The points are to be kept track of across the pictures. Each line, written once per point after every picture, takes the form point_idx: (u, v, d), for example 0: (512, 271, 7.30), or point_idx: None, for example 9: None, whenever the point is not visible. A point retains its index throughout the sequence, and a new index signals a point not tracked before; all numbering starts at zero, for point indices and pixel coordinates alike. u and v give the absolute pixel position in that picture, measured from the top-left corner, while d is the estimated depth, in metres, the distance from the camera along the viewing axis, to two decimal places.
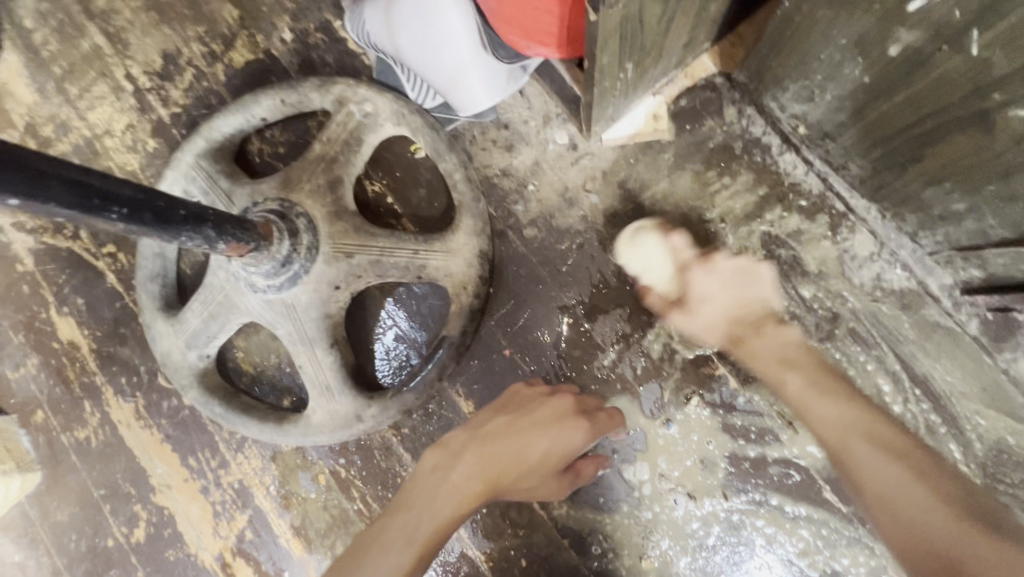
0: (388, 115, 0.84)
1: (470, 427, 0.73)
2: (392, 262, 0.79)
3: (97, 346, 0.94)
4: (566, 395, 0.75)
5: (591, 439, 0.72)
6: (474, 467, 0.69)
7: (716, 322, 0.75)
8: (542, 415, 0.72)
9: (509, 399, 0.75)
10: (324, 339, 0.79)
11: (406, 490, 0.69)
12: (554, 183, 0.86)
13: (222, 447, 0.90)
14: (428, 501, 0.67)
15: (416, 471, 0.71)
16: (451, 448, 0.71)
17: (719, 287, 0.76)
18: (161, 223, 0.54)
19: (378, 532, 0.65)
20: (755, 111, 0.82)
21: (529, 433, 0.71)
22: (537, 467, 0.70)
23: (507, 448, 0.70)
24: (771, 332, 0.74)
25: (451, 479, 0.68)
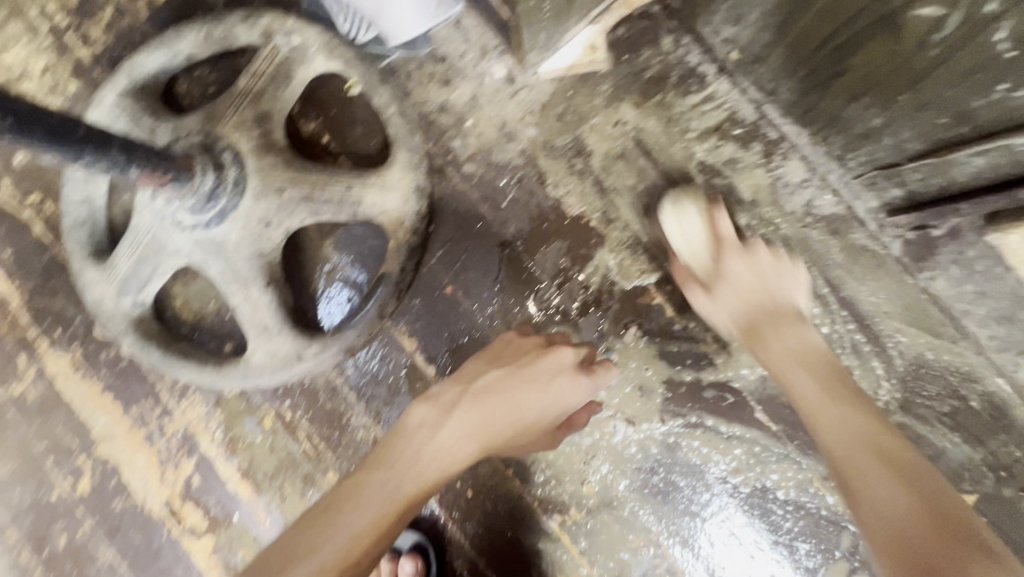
0: (317, 47, 0.81)
1: (462, 379, 0.69)
2: (325, 198, 0.78)
3: (27, 299, 0.90)
4: (567, 348, 0.70)
5: (590, 394, 0.70)
6: (467, 425, 0.66)
7: (805, 350, 0.65)
8: (541, 370, 0.68)
9: (503, 349, 0.71)
10: (258, 278, 0.78)
11: (386, 444, 0.66)
12: (492, 118, 0.85)
13: (165, 395, 0.88)
14: (410, 462, 0.64)
15: (400, 425, 0.67)
16: (441, 402, 0.67)
17: (752, 275, 0.69)
18: (58, 138, 0.51)
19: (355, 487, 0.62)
20: (691, 39, 0.81)
21: (527, 390, 0.68)
22: (533, 425, 0.68)
23: (503, 409, 0.67)
24: (789, 333, 0.66)
25: (440, 438, 0.65)
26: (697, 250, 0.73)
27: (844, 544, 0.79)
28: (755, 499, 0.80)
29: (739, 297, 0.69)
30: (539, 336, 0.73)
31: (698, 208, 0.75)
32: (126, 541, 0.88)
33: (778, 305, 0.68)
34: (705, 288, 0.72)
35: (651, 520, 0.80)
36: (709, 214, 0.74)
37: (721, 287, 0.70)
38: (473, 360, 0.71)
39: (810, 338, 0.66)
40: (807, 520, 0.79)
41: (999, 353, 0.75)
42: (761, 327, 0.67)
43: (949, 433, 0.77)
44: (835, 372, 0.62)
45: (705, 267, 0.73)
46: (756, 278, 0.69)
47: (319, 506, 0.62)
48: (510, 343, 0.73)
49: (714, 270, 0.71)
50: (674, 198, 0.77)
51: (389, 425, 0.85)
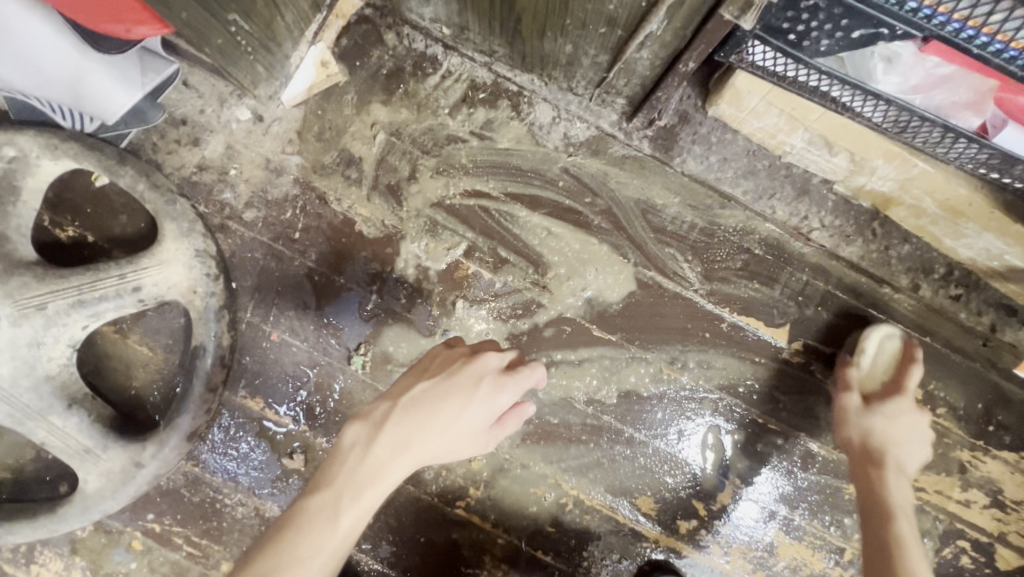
0: (37, 151, 0.77)
1: (391, 394, 0.66)
2: (99, 296, 0.74)
3: None
4: (489, 352, 0.68)
5: (516, 398, 0.68)
6: (398, 437, 0.63)
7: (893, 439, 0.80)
8: (465, 378, 0.66)
9: (430, 361, 0.69)
10: (55, 403, 0.72)
11: (323, 470, 0.63)
12: (254, 160, 0.85)
13: (9, 568, 0.79)
14: (347, 481, 0.61)
15: (334, 448, 0.64)
16: (372, 418, 0.65)
17: (884, 422, 0.81)
18: None
19: (295, 515, 0.59)
20: (410, 28, 0.86)
21: (456, 398, 0.65)
22: (462, 435, 0.65)
23: (431, 419, 0.64)
24: (890, 429, 0.81)
25: (371, 457, 0.62)
26: (875, 377, 0.85)
27: (708, 411, 0.87)
28: (625, 407, 0.86)
29: (882, 436, 0.80)
30: (465, 345, 0.71)
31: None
32: None
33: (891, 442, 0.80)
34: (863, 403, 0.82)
35: (544, 467, 0.84)
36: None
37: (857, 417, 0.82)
38: (403, 375, 0.69)
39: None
40: (672, 405, 0.86)
41: (757, 203, 0.87)
42: (848, 421, 0.82)
43: (751, 283, 0.88)
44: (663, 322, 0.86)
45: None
46: (885, 424, 0.81)
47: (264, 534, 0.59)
48: (439, 354, 0.70)
49: (850, 382, 0.83)
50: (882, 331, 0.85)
51: (266, 491, 0.81)
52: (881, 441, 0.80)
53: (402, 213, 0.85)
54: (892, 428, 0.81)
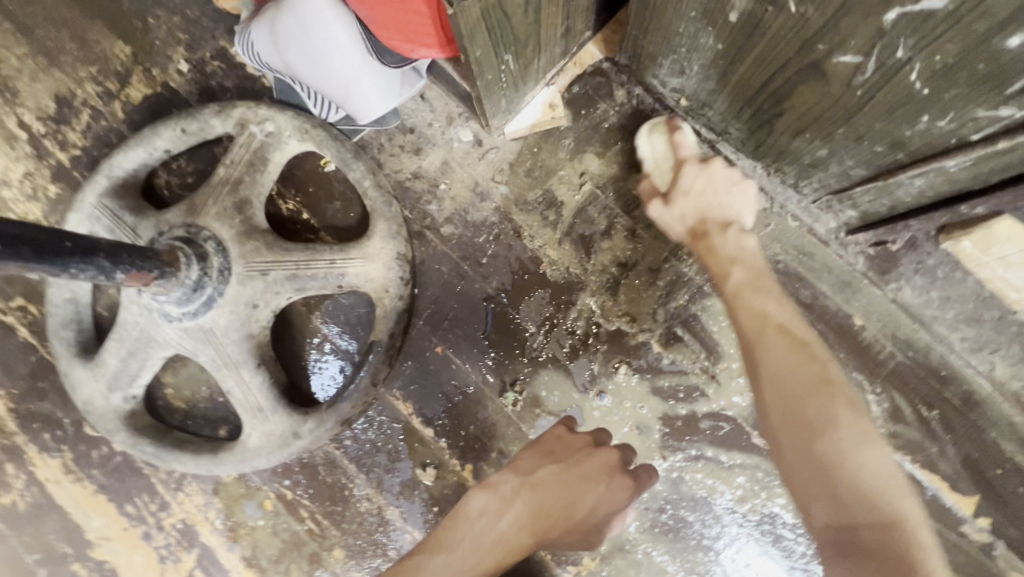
0: (291, 131, 0.85)
1: (519, 469, 0.73)
2: (310, 274, 0.80)
3: (15, 404, 0.90)
4: (611, 450, 0.74)
5: (631, 497, 0.73)
6: (523, 516, 0.71)
7: (694, 212, 0.78)
8: (593, 471, 0.72)
9: (552, 443, 0.73)
10: (249, 360, 0.78)
11: (447, 528, 0.70)
12: (464, 180, 0.89)
13: (160, 488, 0.87)
14: (469, 545, 0.68)
15: (461, 510, 0.71)
16: (500, 492, 0.71)
17: (706, 181, 0.78)
18: (42, 255, 0.52)
19: (416, 565, 0.65)
20: (642, 90, 0.87)
21: (580, 489, 0.72)
22: (583, 523, 0.72)
23: (558, 503, 0.72)
24: (729, 237, 0.76)
25: (498, 527, 0.70)
26: (663, 168, 0.82)
27: None
28: (766, 526, 0.80)
29: (694, 207, 0.77)
30: (587, 434, 0.75)
31: (665, 133, 0.82)
32: None
33: (728, 216, 0.77)
34: (664, 198, 0.78)
35: (664, 559, 0.80)
36: (673, 134, 0.81)
37: (680, 195, 0.78)
38: (526, 451, 0.74)
39: (731, 211, 0.78)
40: None
41: (974, 354, 0.78)
42: (707, 229, 0.77)
43: (940, 436, 0.80)
44: (760, 275, 0.74)
45: (663, 186, 0.81)
46: (705, 189, 0.78)
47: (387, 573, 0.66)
48: (561, 438, 0.74)
49: (673, 182, 0.79)
50: (648, 125, 0.84)
51: (393, 493, 0.84)
52: (715, 202, 0.78)
53: (587, 264, 0.85)
54: (727, 195, 0.78)
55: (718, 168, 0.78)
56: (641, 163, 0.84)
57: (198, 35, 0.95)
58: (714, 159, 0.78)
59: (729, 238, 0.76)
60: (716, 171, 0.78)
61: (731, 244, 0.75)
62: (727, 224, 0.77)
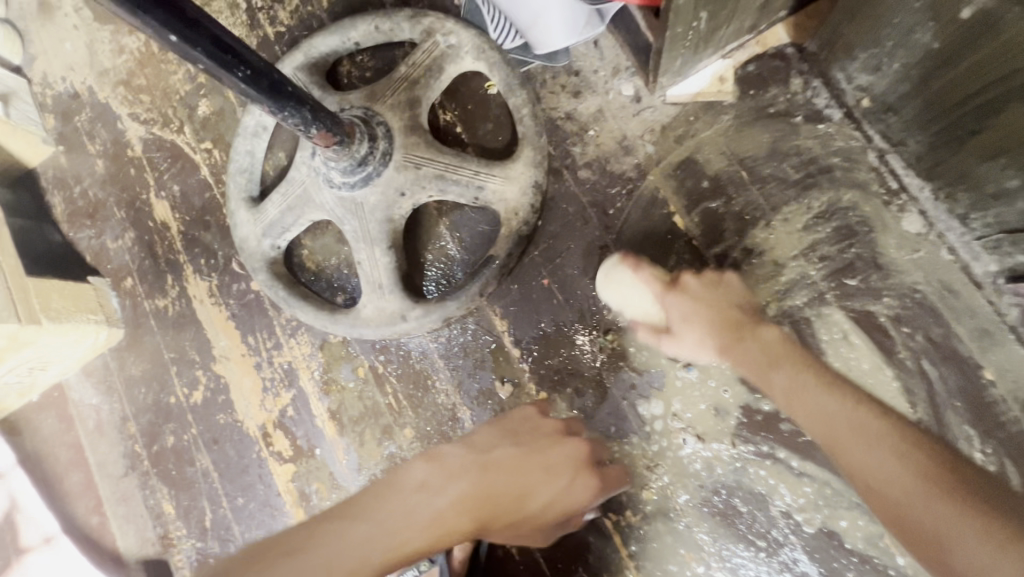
0: (469, 48, 0.91)
1: (473, 446, 0.69)
2: (455, 179, 0.86)
3: (185, 229, 1.07)
4: (578, 442, 0.72)
5: (594, 495, 0.71)
6: (467, 498, 0.62)
7: (702, 322, 0.79)
8: (556, 458, 0.69)
9: (518, 426, 0.72)
10: (384, 240, 0.87)
11: (371, 495, 0.61)
12: (613, 132, 0.91)
13: (277, 330, 1.00)
14: (385, 515, 0.58)
15: (396, 477, 0.63)
16: (447, 464, 0.65)
17: (693, 297, 0.80)
18: (272, 92, 0.63)
19: (292, 549, 0.53)
20: (821, 83, 0.84)
21: (538, 475, 0.68)
22: (536, 516, 0.67)
23: (511, 487, 0.65)
24: (749, 341, 0.76)
25: (439, 502, 0.61)
26: (639, 309, 0.82)
27: None
28: (819, 542, 0.79)
29: (699, 331, 0.79)
30: (558, 421, 0.75)
31: (629, 274, 0.82)
32: (222, 453, 1.00)
33: (727, 305, 0.80)
34: (669, 334, 0.80)
35: (705, 538, 0.82)
36: (637, 273, 0.82)
37: (680, 328, 0.80)
38: (488, 429, 0.72)
39: (734, 305, 0.81)
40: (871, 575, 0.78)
41: None
42: (731, 333, 0.78)
43: None
44: (771, 349, 0.76)
45: (660, 323, 0.82)
46: (701, 303, 0.80)
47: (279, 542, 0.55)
48: (529, 421, 0.73)
49: (667, 318, 0.80)
50: (608, 268, 0.84)
51: (469, 396, 0.91)
52: (719, 314, 0.79)
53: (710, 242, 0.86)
54: (718, 298, 0.81)
55: (693, 283, 0.81)
56: (621, 310, 0.84)
57: None
58: (684, 276, 0.81)
59: (756, 334, 0.78)
60: (692, 289, 0.81)
61: (715, 325, 0.79)
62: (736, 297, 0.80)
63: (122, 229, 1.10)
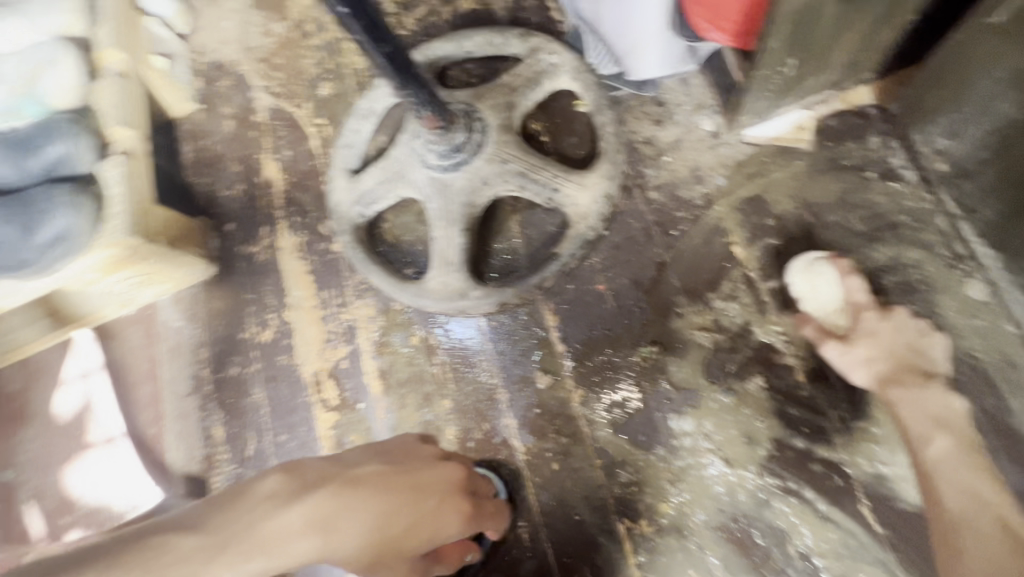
0: (568, 68, 1.01)
1: (342, 463, 0.64)
2: (535, 178, 0.94)
3: (287, 189, 1.20)
4: (455, 468, 0.71)
5: (460, 528, 0.69)
6: (319, 511, 0.57)
7: (885, 354, 0.78)
8: (427, 480, 0.67)
9: (395, 450, 0.69)
10: (460, 222, 0.96)
11: (217, 513, 0.54)
12: (688, 161, 0.97)
13: (348, 290, 1.10)
14: (220, 541, 0.51)
15: (243, 490, 0.57)
16: (304, 478, 0.60)
17: (890, 331, 0.79)
18: (403, 71, 0.75)
19: (161, 543, 0.50)
20: (900, 144, 0.87)
21: (406, 500, 0.63)
22: (403, 543, 0.62)
23: (379, 503, 0.61)
24: (928, 395, 0.75)
25: (291, 515, 0.55)
26: (823, 303, 0.82)
27: None
28: None
29: (881, 351, 0.78)
30: (434, 449, 0.73)
31: (834, 272, 0.82)
32: (275, 391, 1.09)
33: (926, 365, 0.77)
34: (843, 340, 0.79)
35: (716, 563, 0.82)
36: (843, 277, 0.82)
37: (860, 340, 0.79)
38: (361, 451, 0.68)
39: (925, 359, 0.78)
40: None
41: None
42: (905, 378, 0.76)
43: None
44: (947, 414, 0.73)
45: (839, 328, 0.81)
46: (893, 336, 0.78)
47: (125, 540, 0.50)
48: (405, 446, 0.71)
49: (853, 325, 0.80)
50: (807, 258, 0.84)
51: (508, 380, 0.96)
52: (911, 355, 0.78)
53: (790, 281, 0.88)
54: (918, 341, 0.79)
55: (901, 317, 0.79)
56: (798, 299, 0.84)
57: None
58: (894, 309, 0.80)
59: (926, 392, 0.75)
60: (895, 318, 0.80)
61: (891, 364, 0.77)
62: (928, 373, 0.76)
63: (234, 181, 1.25)
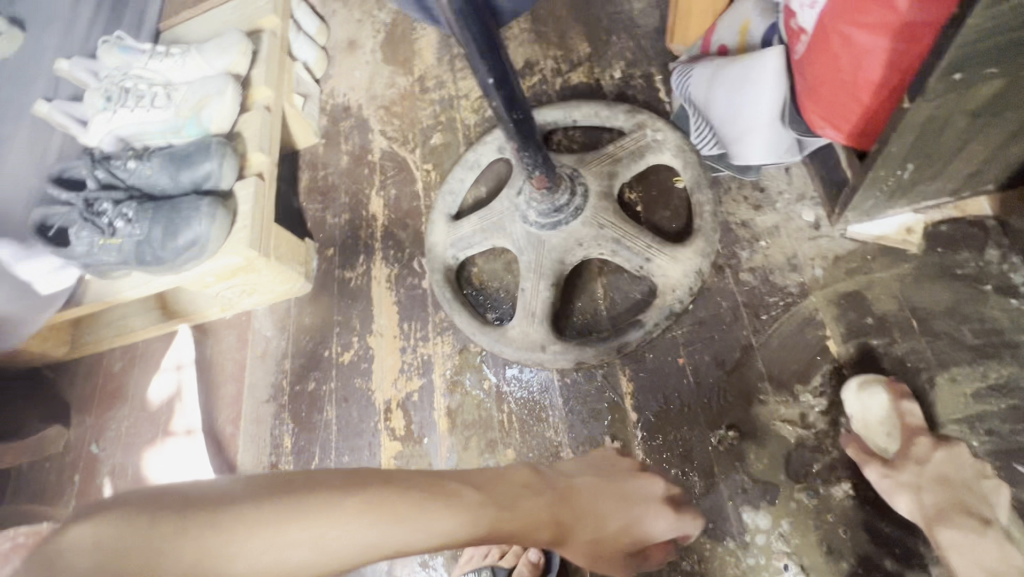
0: (671, 146, 1.06)
1: (565, 471, 0.73)
2: (628, 245, 0.97)
3: (388, 224, 1.30)
4: (661, 482, 0.76)
5: (671, 532, 0.74)
6: (561, 507, 0.65)
7: (934, 490, 0.70)
8: (635, 490, 0.73)
9: (608, 464, 0.77)
10: (549, 277, 0.99)
11: (481, 473, 0.63)
12: (785, 248, 0.97)
13: (429, 325, 1.15)
14: (487, 481, 0.62)
15: (501, 469, 0.65)
16: (545, 477, 0.68)
17: (947, 467, 0.71)
18: (526, 136, 0.81)
19: (437, 484, 0.57)
20: (1021, 261, 0.84)
21: (620, 503, 0.71)
22: (615, 539, 0.69)
23: (603, 509, 0.69)
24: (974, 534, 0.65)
25: (525, 500, 0.61)
26: (875, 426, 0.78)
27: None
28: None
29: (929, 484, 0.71)
30: (638, 462, 0.80)
31: (886, 395, 0.78)
32: (346, 411, 1.14)
33: (983, 510, 0.68)
34: (887, 464, 0.75)
35: None
36: (898, 400, 0.78)
37: (909, 468, 0.73)
38: (576, 464, 0.76)
39: (984, 505, 0.68)
40: None
41: None
42: (956, 520, 0.67)
43: None
44: (1009, 570, 0.62)
45: (889, 453, 0.76)
46: (950, 472, 0.71)
47: (341, 474, 0.53)
48: (609, 460, 0.79)
49: (902, 453, 0.75)
50: (863, 378, 0.81)
51: (576, 440, 0.96)
52: (968, 494, 0.69)
53: (891, 384, 0.84)
54: (979, 483, 0.70)
55: (963, 453, 0.72)
56: (850, 418, 0.81)
57: (639, 59, 1.24)
58: (954, 441, 0.73)
59: (985, 541, 0.65)
60: (954, 453, 0.72)
61: (940, 499, 0.69)
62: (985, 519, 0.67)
63: (342, 210, 1.36)
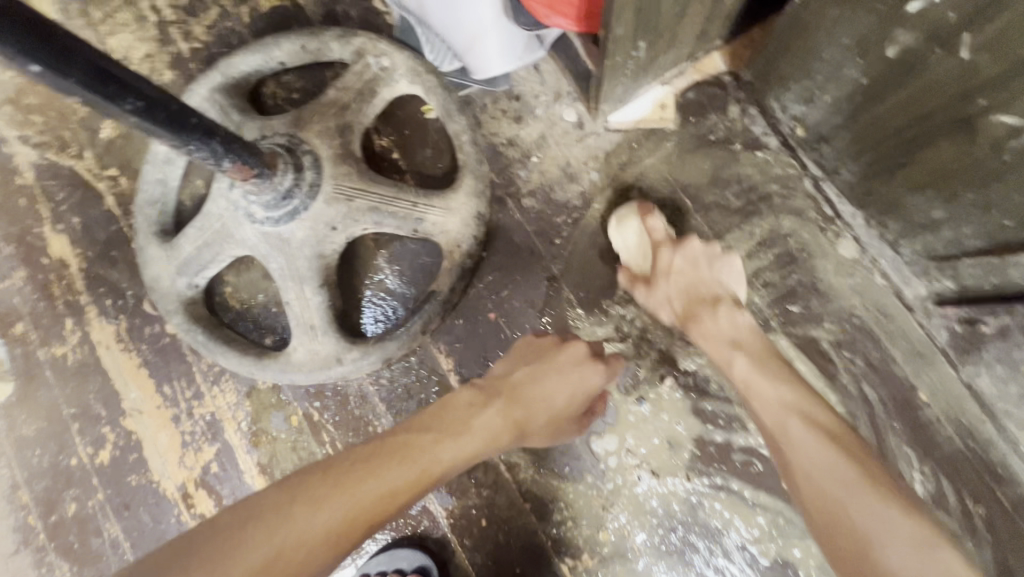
0: (404, 71, 0.85)
1: (491, 381, 0.70)
2: (391, 211, 0.81)
3: (86, 267, 0.95)
4: (579, 342, 0.75)
5: (608, 379, 0.75)
6: (512, 413, 0.67)
7: (683, 292, 0.76)
8: (563, 363, 0.72)
9: (523, 349, 0.75)
10: (314, 278, 0.80)
11: (433, 413, 0.64)
12: (557, 158, 0.88)
13: (198, 378, 0.90)
14: (440, 420, 0.63)
15: (448, 400, 0.66)
16: (476, 396, 0.67)
17: (687, 263, 0.76)
18: (172, 124, 0.56)
19: (408, 442, 0.59)
20: (758, 111, 0.85)
21: (555, 378, 0.71)
22: (564, 412, 0.72)
23: (537, 397, 0.69)
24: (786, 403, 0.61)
25: (479, 417, 0.64)
26: (634, 253, 0.80)
27: None
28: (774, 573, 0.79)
29: (679, 289, 0.76)
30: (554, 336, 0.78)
31: (638, 217, 0.80)
32: (134, 519, 0.89)
33: (716, 291, 0.75)
34: (647, 284, 0.79)
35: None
36: (645, 220, 0.80)
37: (661, 280, 0.77)
38: (500, 363, 0.74)
39: (716, 286, 0.75)
40: None
41: None
42: (695, 310, 0.74)
43: (978, 531, 0.77)
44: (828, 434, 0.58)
45: (644, 271, 0.80)
46: (691, 270, 0.76)
47: (326, 463, 0.54)
48: (530, 345, 0.76)
49: (654, 268, 0.78)
50: (616, 215, 0.82)
51: None
52: (702, 283, 0.76)
53: None
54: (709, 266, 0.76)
55: (695, 245, 0.77)
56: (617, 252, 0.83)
57: None
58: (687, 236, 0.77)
59: (716, 316, 0.72)
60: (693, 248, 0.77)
61: (684, 301, 0.76)
62: (718, 299, 0.74)
63: (10, 268, 0.96)
